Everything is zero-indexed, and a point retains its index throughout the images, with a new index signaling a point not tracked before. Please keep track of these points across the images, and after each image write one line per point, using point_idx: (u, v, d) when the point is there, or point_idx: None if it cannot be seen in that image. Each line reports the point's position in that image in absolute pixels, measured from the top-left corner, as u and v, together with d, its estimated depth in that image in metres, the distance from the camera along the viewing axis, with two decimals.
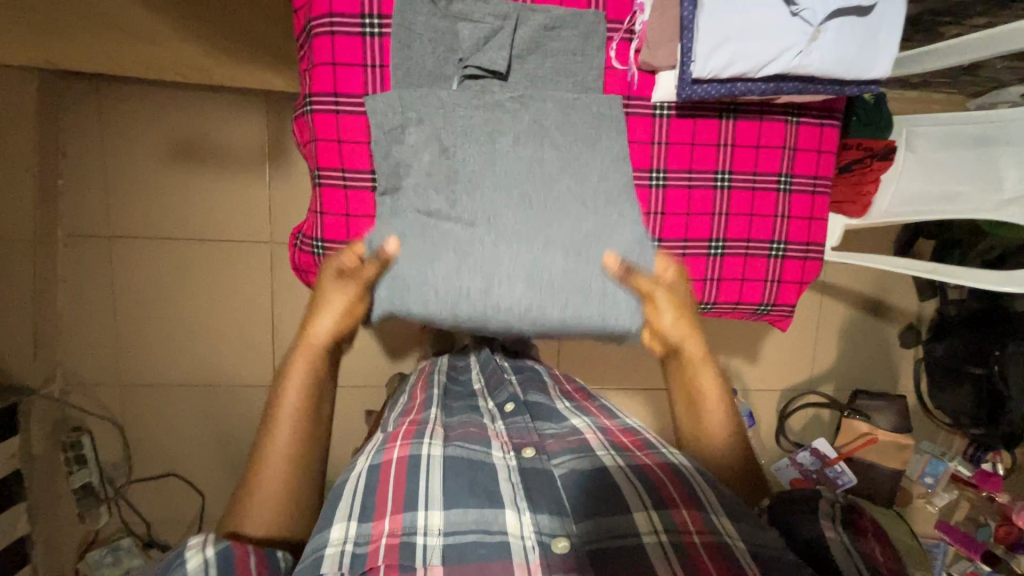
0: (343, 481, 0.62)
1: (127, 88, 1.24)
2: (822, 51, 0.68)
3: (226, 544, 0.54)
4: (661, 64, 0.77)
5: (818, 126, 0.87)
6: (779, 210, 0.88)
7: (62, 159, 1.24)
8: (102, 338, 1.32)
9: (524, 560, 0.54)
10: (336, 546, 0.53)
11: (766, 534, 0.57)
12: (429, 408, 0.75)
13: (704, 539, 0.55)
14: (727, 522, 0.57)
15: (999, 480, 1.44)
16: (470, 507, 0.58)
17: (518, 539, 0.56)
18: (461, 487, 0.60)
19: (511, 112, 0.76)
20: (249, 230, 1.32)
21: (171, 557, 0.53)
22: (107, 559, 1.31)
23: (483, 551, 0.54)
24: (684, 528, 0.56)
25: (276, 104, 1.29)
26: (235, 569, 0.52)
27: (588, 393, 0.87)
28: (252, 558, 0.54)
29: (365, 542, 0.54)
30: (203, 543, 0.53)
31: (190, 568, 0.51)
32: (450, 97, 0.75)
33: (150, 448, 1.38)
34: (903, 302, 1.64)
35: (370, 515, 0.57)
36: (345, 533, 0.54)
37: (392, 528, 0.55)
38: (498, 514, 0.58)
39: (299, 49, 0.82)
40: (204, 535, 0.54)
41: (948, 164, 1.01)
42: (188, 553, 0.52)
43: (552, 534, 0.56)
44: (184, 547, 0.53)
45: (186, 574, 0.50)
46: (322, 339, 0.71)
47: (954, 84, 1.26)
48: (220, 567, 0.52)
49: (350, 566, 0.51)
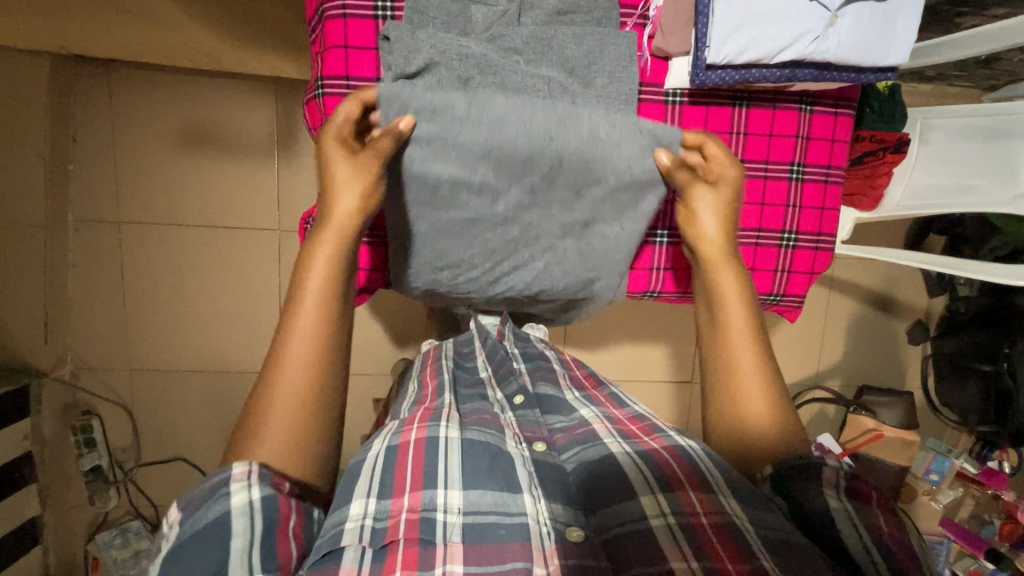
0: (358, 462, 0.62)
1: (136, 73, 1.25)
2: (838, 38, 0.67)
3: (272, 490, 0.52)
4: (675, 50, 0.76)
5: (831, 115, 0.86)
6: (791, 200, 0.88)
7: (74, 145, 1.25)
8: (111, 322, 1.33)
9: (540, 543, 0.54)
10: (356, 520, 0.53)
11: (775, 515, 0.56)
12: (442, 395, 0.75)
13: (713, 522, 0.55)
14: (735, 504, 0.57)
15: (1004, 477, 1.43)
16: (488, 489, 0.58)
17: (536, 524, 0.56)
18: (480, 469, 0.60)
19: (536, 128, 0.74)
20: (257, 217, 1.32)
21: (216, 483, 0.52)
22: (117, 541, 1.33)
23: (503, 531, 0.55)
24: (692, 512, 0.56)
25: (285, 91, 1.29)
26: (275, 525, 0.51)
27: (597, 379, 0.87)
28: (293, 511, 0.53)
29: (384, 518, 0.54)
30: (248, 483, 0.52)
31: (232, 508, 0.50)
32: (471, 118, 0.73)
33: (159, 433, 1.39)
34: (912, 297, 1.62)
35: (389, 492, 0.57)
36: (365, 508, 0.54)
37: (413, 504, 0.56)
38: (517, 497, 0.58)
39: (311, 33, 0.81)
40: (250, 471, 0.53)
41: (962, 156, 1.00)
42: (232, 491, 0.51)
43: (564, 524, 0.57)
44: (228, 481, 0.52)
45: (231, 514, 0.49)
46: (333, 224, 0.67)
47: (970, 76, 1.24)
48: (264, 515, 0.51)
49: (371, 540, 0.52)
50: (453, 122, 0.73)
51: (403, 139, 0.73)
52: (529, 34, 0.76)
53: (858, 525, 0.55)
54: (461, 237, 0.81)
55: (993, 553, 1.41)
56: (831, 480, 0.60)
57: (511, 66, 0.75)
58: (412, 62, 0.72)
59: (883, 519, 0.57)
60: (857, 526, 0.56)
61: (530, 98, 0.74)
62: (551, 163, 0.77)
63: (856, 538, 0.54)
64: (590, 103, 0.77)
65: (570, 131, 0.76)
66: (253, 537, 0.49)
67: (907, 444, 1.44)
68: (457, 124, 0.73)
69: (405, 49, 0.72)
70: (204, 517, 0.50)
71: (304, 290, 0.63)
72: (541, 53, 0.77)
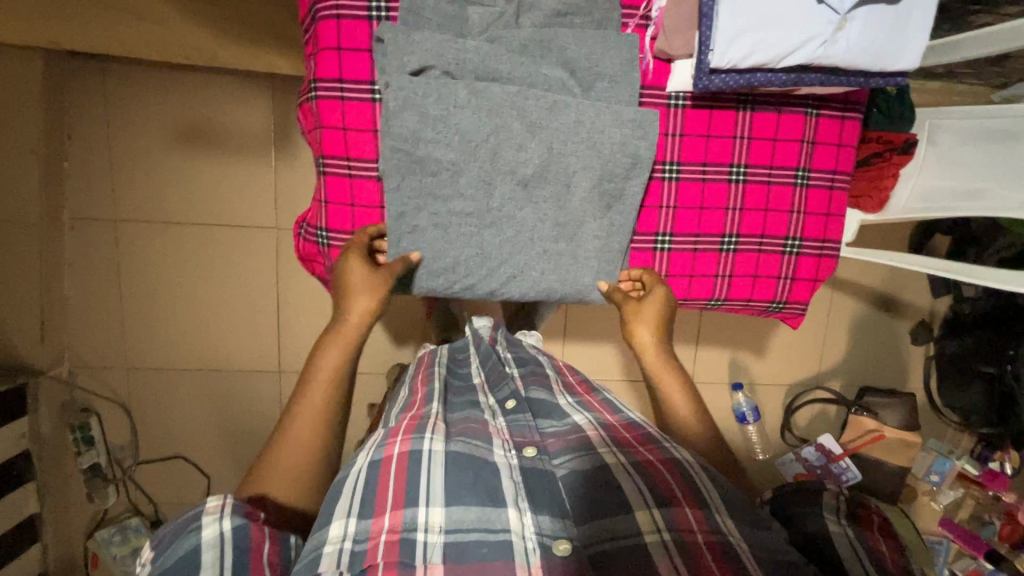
0: (342, 478, 0.61)
1: (131, 70, 1.23)
2: (847, 42, 0.65)
3: (244, 520, 0.53)
4: (678, 52, 0.74)
5: (838, 119, 0.84)
6: (795, 205, 0.86)
7: (67, 140, 1.23)
8: (109, 320, 1.32)
9: (524, 561, 0.53)
10: (335, 543, 0.53)
11: (773, 535, 0.57)
12: (430, 403, 0.74)
13: (708, 540, 0.54)
14: (728, 521, 0.57)
15: (1006, 479, 1.43)
16: (471, 505, 0.57)
17: (520, 540, 0.55)
18: (463, 484, 0.59)
19: (525, 141, 0.75)
20: (254, 216, 1.31)
21: (189, 517, 0.53)
22: (115, 539, 1.31)
23: (484, 550, 0.54)
24: (686, 528, 0.55)
25: (282, 88, 1.27)
26: (247, 555, 0.51)
27: (591, 385, 0.86)
28: (267, 541, 0.54)
29: (364, 540, 0.54)
30: (220, 514, 0.52)
31: (202, 540, 0.50)
32: (459, 129, 0.73)
33: (157, 431, 1.39)
34: (915, 298, 1.61)
35: (369, 512, 0.56)
36: (345, 530, 0.54)
37: (392, 525, 0.55)
38: (501, 513, 0.57)
39: (304, 33, 0.79)
40: (223, 504, 0.53)
41: (970, 159, 0.98)
42: (202, 524, 0.51)
43: (552, 537, 0.55)
44: (201, 513, 0.52)
45: (202, 548, 0.50)
46: (344, 332, 0.71)
47: (980, 75, 1.22)
48: (234, 546, 0.51)
49: (348, 565, 0.51)
50: (453, 119, 0.73)
51: (402, 135, 0.72)
52: (528, 36, 0.74)
53: (852, 541, 0.58)
54: (458, 239, 0.78)
55: (992, 554, 1.41)
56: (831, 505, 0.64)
57: (509, 69, 0.74)
58: (412, 59, 0.71)
59: (882, 545, 0.59)
60: (856, 547, 0.58)
61: (521, 109, 0.74)
62: (549, 162, 0.76)
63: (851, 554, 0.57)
64: (589, 110, 0.75)
65: (570, 126, 0.75)
66: (223, 567, 0.49)
67: (907, 447, 1.43)
68: (456, 120, 0.73)
69: (398, 52, 0.71)
70: (175, 551, 0.51)
71: (313, 379, 0.68)
72: (539, 56, 0.75)
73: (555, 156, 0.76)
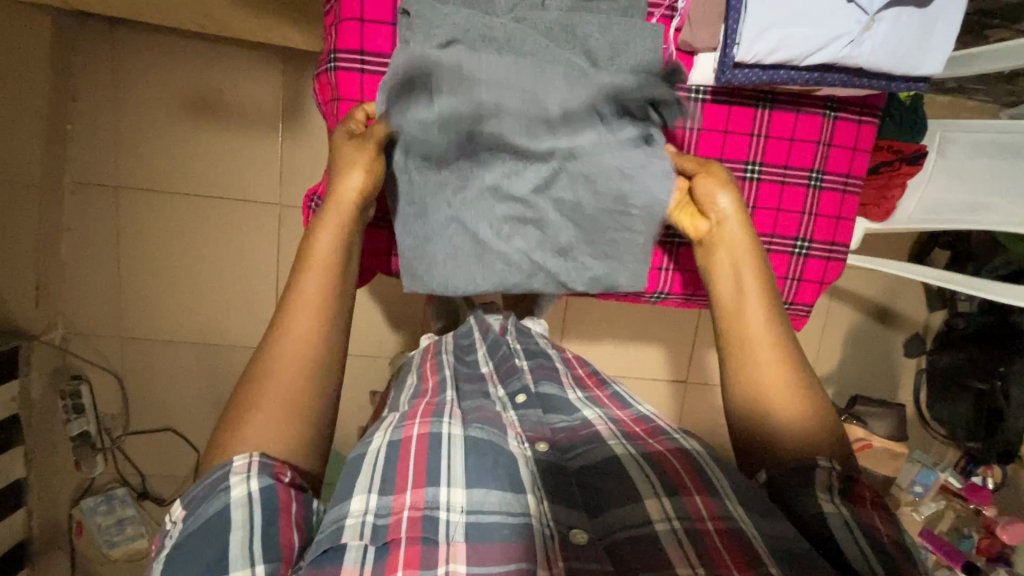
0: (360, 455, 0.61)
1: (140, 35, 1.21)
2: (872, 43, 0.66)
3: (270, 479, 0.52)
4: (702, 46, 0.75)
5: (855, 122, 0.84)
6: (807, 207, 0.86)
7: (72, 103, 1.21)
8: (105, 288, 1.31)
9: (542, 547, 0.53)
10: (357, 517, 0.53)
11: (778, 524, 0.55)
12: (444, 391, 0.74)
13: (718, 528, 0.54)
14: (741, 510, 0.56)
15: (987, 493, 1.45)
16: (491, 488, 0.57)
17: (537, 526, 0.55)
18: (483, 466, 0.59)
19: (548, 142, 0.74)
20: (259, 192, 1.30)
21: (216, 478, 0.51)
22: (102, 507, 1.33)
23: (506, 531, 0.53)
24: (697, 517, 0.55)
25: (295, 61, 1.26)
26: (274, 513, 0.50)
27: (599, 378, 0.86)
28: (293, 502, 0.52)
29: (386, 515, 0.54)
30: (248, 473, 0.51)
31: (232, 499, 0.49)
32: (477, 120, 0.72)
33: (149, 403, 1.38)
34: (910, 310, 1.63)
35: (390, 489, 0.56)
36: (367, 505, 0.54)
37: (415, 501, 0.55)
38: (521, 498, 0.57)
39: (325, 4, 0.79)
40: (251, 462, 0.52)
41: (978, 172, 0.98)
42: (231, 484, 0.50)
43: (568, 526, 0.56)
44: (229, 474, 0.51)
45: (230, 507, 0.49)
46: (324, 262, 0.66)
47: (991, 91, 1.23)
48: (263, 506, 0.49)
49: (371, 538, 0.51)
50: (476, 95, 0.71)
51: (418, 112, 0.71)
52: (553, 20, 0.73)
53: (854, 532, 0.53)
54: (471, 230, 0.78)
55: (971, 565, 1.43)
56: (824, 481, 0.57)
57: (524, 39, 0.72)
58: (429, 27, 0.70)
59: (878, 525, 0.55)
60: (855, 534, 0.53)
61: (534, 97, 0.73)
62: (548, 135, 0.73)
63: (852, 545, 0.52)
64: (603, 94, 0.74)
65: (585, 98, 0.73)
66: (252, 527, 0.48)
67: (894, 456, 1.45)
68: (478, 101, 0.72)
69: (424, 26, 0.71)
70: (206, 512, 0.49)
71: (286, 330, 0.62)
72: (563, 40, 0.74)
73: (562, 177, 0.77)
